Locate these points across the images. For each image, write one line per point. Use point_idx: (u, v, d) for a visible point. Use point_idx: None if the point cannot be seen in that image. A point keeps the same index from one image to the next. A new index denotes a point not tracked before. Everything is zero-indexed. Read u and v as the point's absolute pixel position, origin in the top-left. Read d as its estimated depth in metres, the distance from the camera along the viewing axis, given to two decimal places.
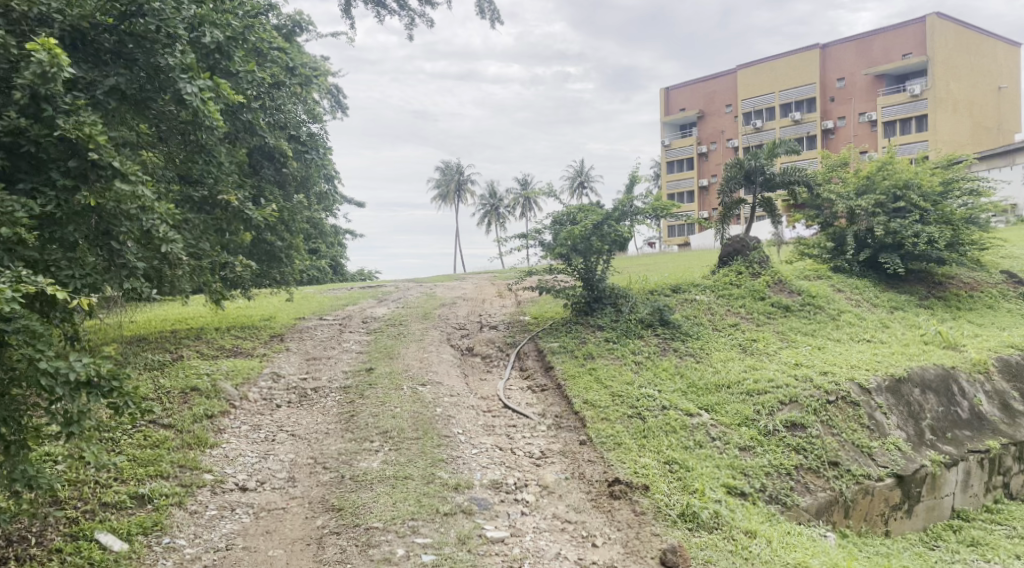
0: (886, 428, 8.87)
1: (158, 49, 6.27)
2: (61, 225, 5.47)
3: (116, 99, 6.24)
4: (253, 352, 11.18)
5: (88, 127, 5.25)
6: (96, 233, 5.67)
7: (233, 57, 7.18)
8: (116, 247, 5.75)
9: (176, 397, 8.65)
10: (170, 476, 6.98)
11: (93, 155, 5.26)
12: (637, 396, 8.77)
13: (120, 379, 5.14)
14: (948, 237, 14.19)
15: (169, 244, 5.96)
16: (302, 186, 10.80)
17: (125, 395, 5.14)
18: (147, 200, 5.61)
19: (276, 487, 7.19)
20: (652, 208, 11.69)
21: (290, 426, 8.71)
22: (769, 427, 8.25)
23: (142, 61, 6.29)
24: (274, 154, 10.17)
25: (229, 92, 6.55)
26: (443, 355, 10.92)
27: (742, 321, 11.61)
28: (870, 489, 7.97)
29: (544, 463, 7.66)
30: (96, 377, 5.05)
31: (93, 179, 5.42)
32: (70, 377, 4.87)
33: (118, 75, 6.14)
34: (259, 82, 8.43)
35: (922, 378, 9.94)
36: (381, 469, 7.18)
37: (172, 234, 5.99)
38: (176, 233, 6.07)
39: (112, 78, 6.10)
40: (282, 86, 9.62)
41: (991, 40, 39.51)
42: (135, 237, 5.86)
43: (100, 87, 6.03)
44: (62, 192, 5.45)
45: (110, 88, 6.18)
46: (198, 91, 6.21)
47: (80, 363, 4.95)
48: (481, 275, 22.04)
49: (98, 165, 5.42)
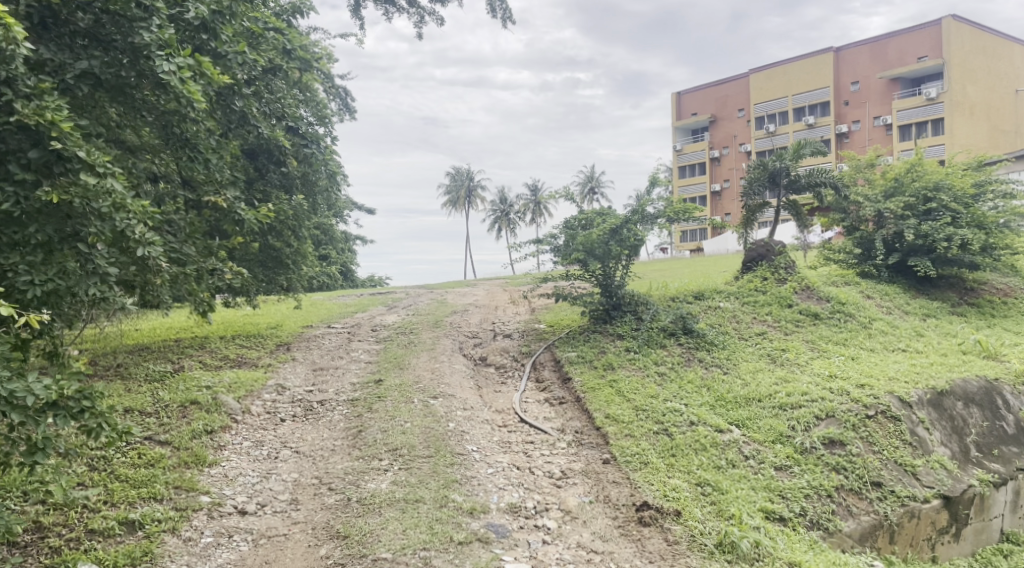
0: (930, 445, 8.28)
1: (135, 25, 5.84)
2: (22, 226, 5.12)
3: (88, 84, 5.99)
4: (258, 362, 10.71)
5: (51, 112, 4.91)
6: (63, 235, 5.23)
7: (220, 36, 6.72)
8: (83, 251, 5.26)
9: (174, 411, 8.18)
10: (164, 499, 6.52)
11: (56, 143, 4.90)
12: (663, 410, 8.23)
13: (91, 399, 4.89)
14: (982, 240, 13.56)
15: (147, 247, 5.44)
16: (307, 188, 10.32)
17: (97, 417, 4.90)
18: (119, 195, 5.19)
19: (278, 511, 6.70)
20: (673, 211, 11.17)
21: (295, 442, 8.24)
22: (805, 444, 7.69)
23: (120, 44, 5.91)
24: (274, 151, 9.65)
25: (212, 71, 6.04)
26: (456, 365, 10.42)
27: (769, 329, 11.07)
28: (916, 512, 7.38)
29: (565, 484, 7.13)
30: (62, 397, 4.78)
31: (58, 172, 5.08)
32: (29, 401, 4.56)
33: (91, 59, 5.89)
34: (251, 70, 7.90)
35: (965, 391, 9.32)
36: (390, 491, 6.67)
37: (150, 235, 5.47)
38: (155, 234, 5.54)
39: (84, 61, 5.85)
40: (279, 69, 8.95)
41: (1008, 42, 38.74)
42: (107, 240, 5.35)
43: (70, 71, 5.79)
44: (20, 187, 5.08)
45: (82, 72, 5.93)
46: (177, 69, 5.72)
47: (40, 387, 4.63)
48: (493, 280, 21.52)
49: (63, 157, 5.07)
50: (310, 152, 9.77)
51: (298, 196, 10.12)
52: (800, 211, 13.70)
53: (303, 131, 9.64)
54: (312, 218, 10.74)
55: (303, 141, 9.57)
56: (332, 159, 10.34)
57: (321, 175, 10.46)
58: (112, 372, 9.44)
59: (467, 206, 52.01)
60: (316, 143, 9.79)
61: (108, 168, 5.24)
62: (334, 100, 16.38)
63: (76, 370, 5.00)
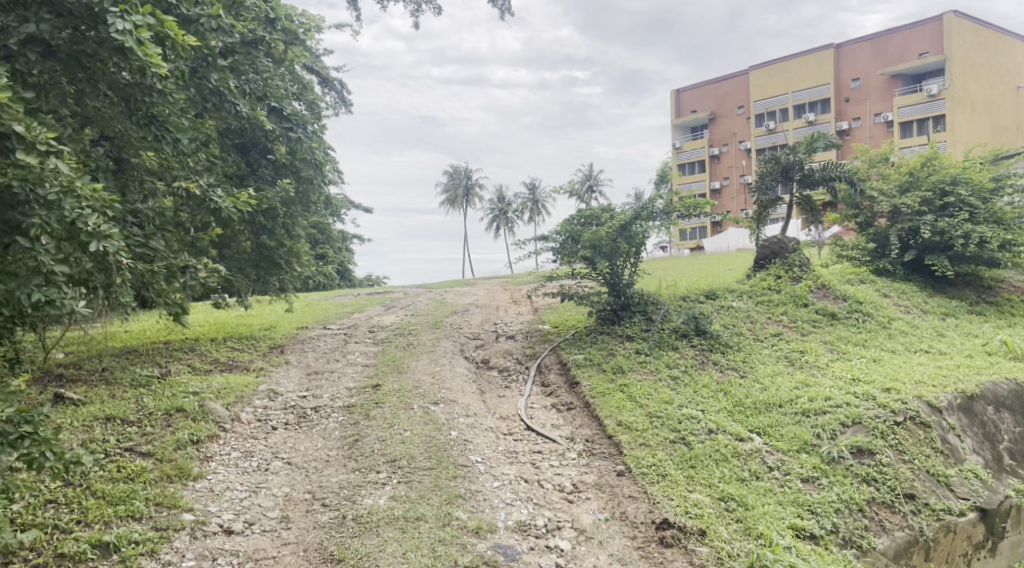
0: (961, 453, 7.80)
1: None
2: None
3: (38, 51, 5.59)
4: (249, 366, 10.19)
5: None
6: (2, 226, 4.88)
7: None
8: (25, 245, 4.88)
9: (158, 420, 7.66)
10: (142, 518, 6.06)
11: None
12: (678, 417, 7.73)
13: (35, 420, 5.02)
14: (1002, 237, 13.07)
15: (100, 239, 4.98)
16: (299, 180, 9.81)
17: (41, 443, 5.01)
18: (64, 174, 4.87)
19: (266, 530, 6.21)
20: (682, 206, 10.67)
21: (287, 453, 7.74)
22: (833, 454, 7.18)
23: (75, 7, 5.51)
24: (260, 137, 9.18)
25: (175, 31, 5.56)
26: (457, 369, 9.90)
27: (786, 330, 10.57)
28: (952, 526, 6.91)
29: (577, 499, 6.64)
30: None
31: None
32: None
33: (39, 22, 5.51)
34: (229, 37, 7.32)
35: (995, 395, 8.82)
36: (388, 507, 6.17)
37: (106, 226, 5.05)
38: (112, 225, 5.09)
39: (32, 25, 5.48)
40: (259, 42, 8.18)
41: (1009, 38, 38.23)
42: (54, 232, 5.01)
43: (13, 36, 5.43)
44: None
45: (29, 38, 5.54)
46: (134, 28, 5.26)
47: None
48: (493, 279, 20.99)
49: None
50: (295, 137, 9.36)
51: (284, 187, 9.57)
52: (813, 207, 13.27)
53: (289, 114, 9.19)
54: (303, 215, 10.27)
55: (288, 124, 9.14)
56: (321, 146, 9.78)
57: (309, 163, 9.70)
58: (96, 377, 8.93)
59: (465, 205, 51.50)
60: (303, 127, 9.34)
61: (52, 147, 4.95)
62: (330, 93, 15.87)
63: (12, 396, 5.05)
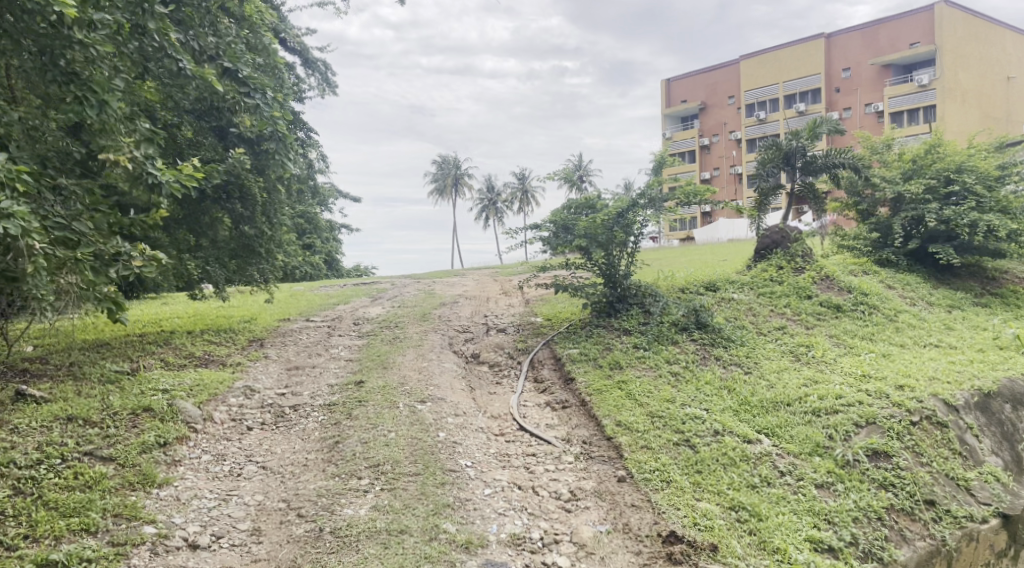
0: (981, 454, 7.36)
1: None
2: None
3: None
4: (226, 361, 9.61)
5: None
6: None
7: None
8: None
9: (123, 420, 7.07)
10: (99, 532, 5.56)
11: None
12: (682, 417, 7.23)
13: None
14: (1010, 227, 12.64)
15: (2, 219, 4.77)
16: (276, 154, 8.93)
17: None
18: None
19: (235, 545, 5.71)
20: (683, 193, 10.14)
21: (262, 456, 7.19)
22: (848, 457, 6.72)
23: None
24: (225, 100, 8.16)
25: None
26: (446, 364, 9.35)
27: (789, 323, 10.10)
28: (974, 534, 6.46)
29: (576, 508, 6.15)
30: None
31: None
32: None
33: None
34: None
35: (1013, 392, 8.38)
36: (369, 519, 5.72)
37: (6, 204, 4.84)
38: (15, 204, 4.88)
39: None
40: None
41: (1000, 28, 37.81)
42: None
43: None
44: None
45: None
46: None
47: None
48: (482, 269, 20.38)
49: None
50: (254, 104, 7.62)
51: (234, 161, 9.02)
52: (816, 195, 12.79)
53: (247, 76, 7.46)
54: (265, 193, 9.83)
55: (243, 89, 7.44)
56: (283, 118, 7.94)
57: (273, 137, 8.68)
58: (63, 372, 8.36)
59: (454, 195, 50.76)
60: (263, 92, 7.58)
61: None
62: (313, 75, 15.25)
63: None
